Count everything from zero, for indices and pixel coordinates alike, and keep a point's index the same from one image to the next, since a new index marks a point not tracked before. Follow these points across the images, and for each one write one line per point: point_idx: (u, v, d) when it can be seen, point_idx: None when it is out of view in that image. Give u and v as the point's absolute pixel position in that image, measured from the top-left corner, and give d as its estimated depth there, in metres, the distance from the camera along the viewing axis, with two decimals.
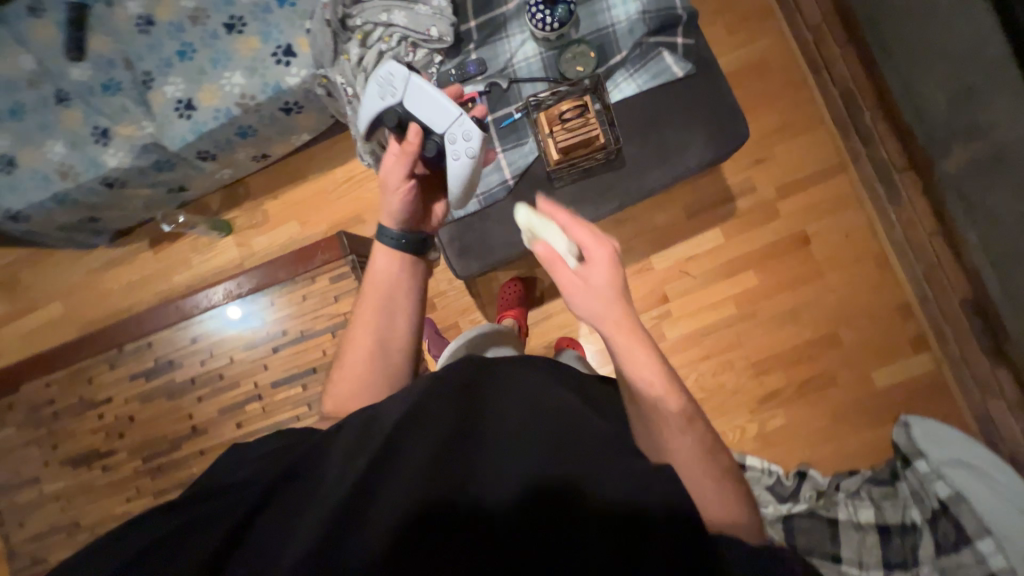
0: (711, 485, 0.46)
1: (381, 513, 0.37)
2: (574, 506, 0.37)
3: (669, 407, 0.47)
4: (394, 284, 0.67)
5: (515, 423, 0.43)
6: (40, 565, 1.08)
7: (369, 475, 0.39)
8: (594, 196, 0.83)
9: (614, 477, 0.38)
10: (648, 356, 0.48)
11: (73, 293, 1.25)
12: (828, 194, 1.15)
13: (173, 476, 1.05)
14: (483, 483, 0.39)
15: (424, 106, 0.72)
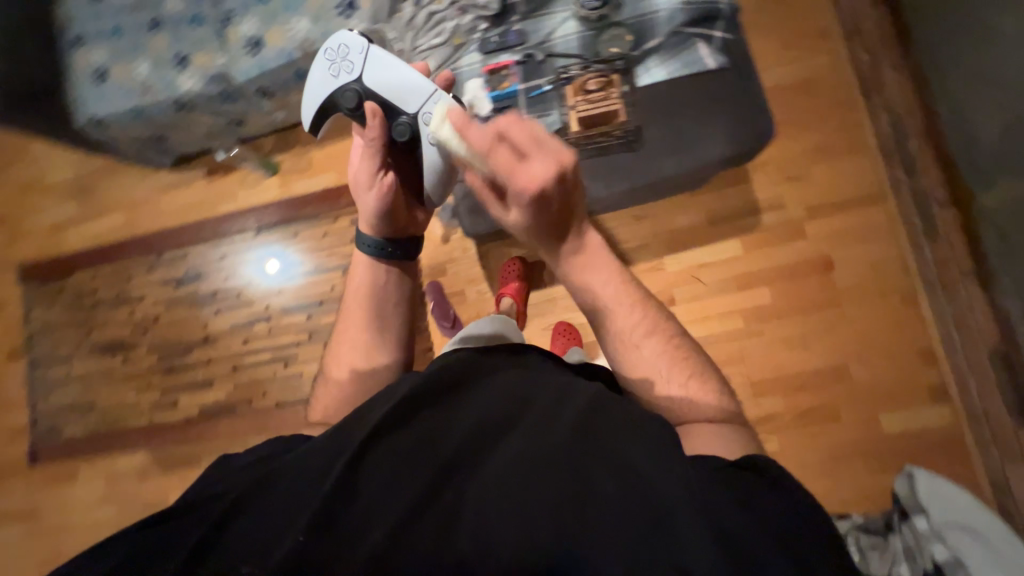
0: (680, 389, 0.54)
1: (379, 510, 0.44)
2: (570, 516, 0.42)
3: (618, 325, 0.56)
4: (380, 290, 0.68)
5: (495, 437, 0.49)
6: (57, 433, 1.20)
7: (357, 482, 0.45)
8: (610, 173, 0.87)
9: (610, 492, 0.43)
10: (598, 277, 0.56)
11: (131, 205, 1.39)
12: (860, 222, 1.11)
13: (180, 376, 1.15)
14: (471, 486, 0.45)
15: (388, 85, 0.79)
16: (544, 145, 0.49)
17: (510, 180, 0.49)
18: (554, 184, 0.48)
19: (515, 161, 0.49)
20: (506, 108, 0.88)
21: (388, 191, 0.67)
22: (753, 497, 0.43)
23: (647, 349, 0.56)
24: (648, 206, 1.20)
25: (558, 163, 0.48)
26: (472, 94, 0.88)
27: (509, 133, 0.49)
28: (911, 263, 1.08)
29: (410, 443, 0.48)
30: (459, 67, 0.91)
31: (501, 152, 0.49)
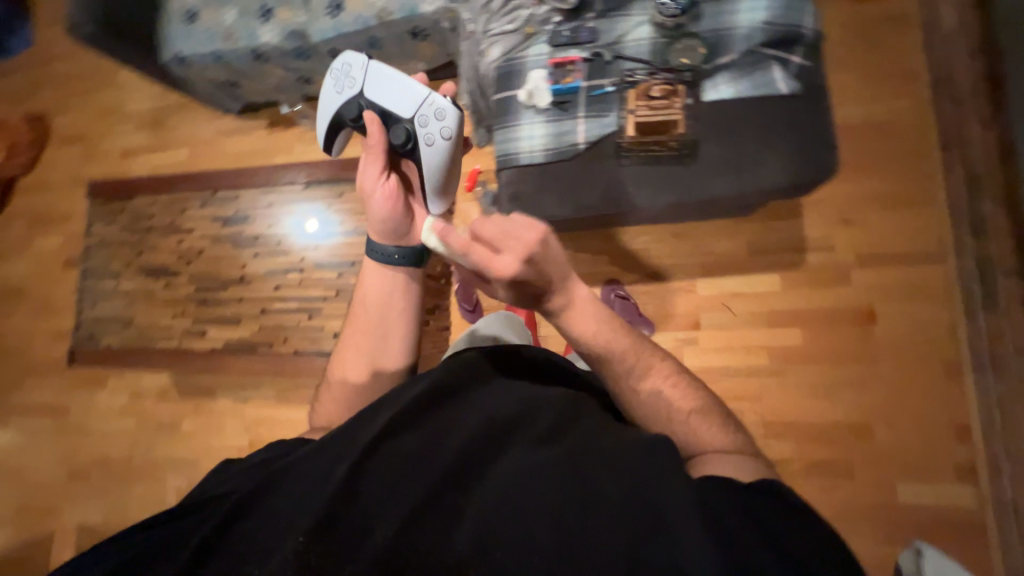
0: (684, 419, 0.57)
1: (386, 508, 0.46)
2: (570, 520, 0.44)
3: (627, 361, 0.58)
4: (390, 299, 0.71)
5: (496, 444, 0.51)
6: (97, 340, 1.29)
7: (362, 480, 0.47)
8: (660, 184, 0.85)
9: (610, 498, 0.45)
10: (595, 333, 0.57)
11: (197, 143, 1.47)
12: (912, 279, 1.06)
13: (212, 309, 1.21)
14: (477, 487, 0.48)
15: (388, 92, 0.80)
16: (512, 233, 0.50)
17: (489, 274, 0.51)
18: (526, 270, 0.50)
19: (487, 259, 0.50)
20: (565, 103, 0.89)
21: (387, 198, 0.71)
22: (758, 510, 0.43)
23: (646, 389, 0.58)
24: (689, 226, 1.18)
25: (527, 247, 0.50)
26: (534, 85, 0.89)
27: (478, 229, 0.51)
28: (960, 332, 1.02)
29: (415, 447, 0.50)
30: (526, 56, 0.92)
31: (476, 248, 0.51)
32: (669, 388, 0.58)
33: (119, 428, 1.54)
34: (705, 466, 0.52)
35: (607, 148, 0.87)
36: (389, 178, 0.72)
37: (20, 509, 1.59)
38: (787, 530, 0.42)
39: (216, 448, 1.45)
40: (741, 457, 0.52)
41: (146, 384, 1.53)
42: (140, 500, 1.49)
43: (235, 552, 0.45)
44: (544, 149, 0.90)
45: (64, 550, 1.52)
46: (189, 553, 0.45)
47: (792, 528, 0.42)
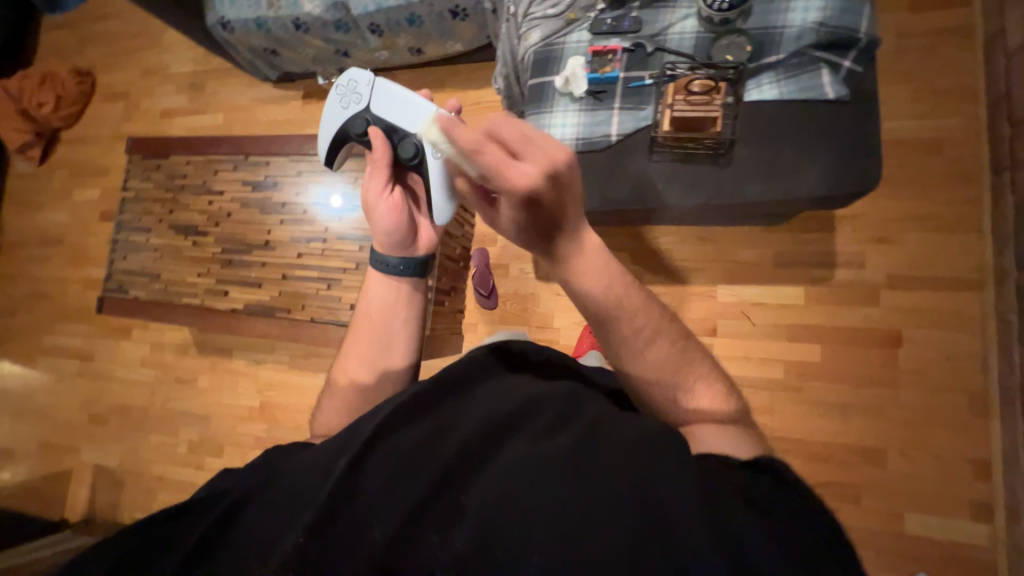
0: (689, 383, 0.59)
1: (387, 500, 0.47)
2: (571, 519, 0.43)
3: (640, 321, 0.59)
4: (393, 307, 0.73)
5: (496, 440, 0.51)
6: (125, 291, 1.34)
7: (362, 473, 0.48)
8: (691, 183, 0.83)
9: (612, 500, 0.44)
10: (601, 283, 0.56)
11: (233, 108, 1.50)
12: (945, 305, 1.01)
13: (236, 270, 1.24)
14: (475, 481, 0.48)
15: (394, 109, 0.83)
16: (537, 141, 0.48)
17: (499, 178, 0.48)
18: (540, 186, 0.48)
19: (505, 161, 0.48)
20: (601, 94, 0.88)
21: (391, 213, 0.73)
22: (761, 497, 0.44)
23: (654, 353, 0.59)
24: (715, 230, 1.15)
25: (548, 163, 0.48)
26: (571, 71, 0.88)
27: (502, 129, 0.49)
28: (991, 364, 0.98)
29: (415, 442, 0.51)
30: (566, 42, 0.91)
31: (492, 151, 0.48)
32: (675, 351, 0.60)
33: (140, 378, 1.60)
34: (700, 432, 0.56)
35: (640, 143, 0.85)
36: (393, 192, 0.75)
37: (43, 444, 1.67)
38: (790, 512, 0.43)
39: (229, 406, 1.49)
40: (734, 427, 0.56)
41: (167, 338, 1.58)
42: (154, 448, 1.55)
43: (229, 559, 0.43)
44: (575, 138, 0.88)
45: (81, 487, 1.60)
46: (184, 556, 0.43)
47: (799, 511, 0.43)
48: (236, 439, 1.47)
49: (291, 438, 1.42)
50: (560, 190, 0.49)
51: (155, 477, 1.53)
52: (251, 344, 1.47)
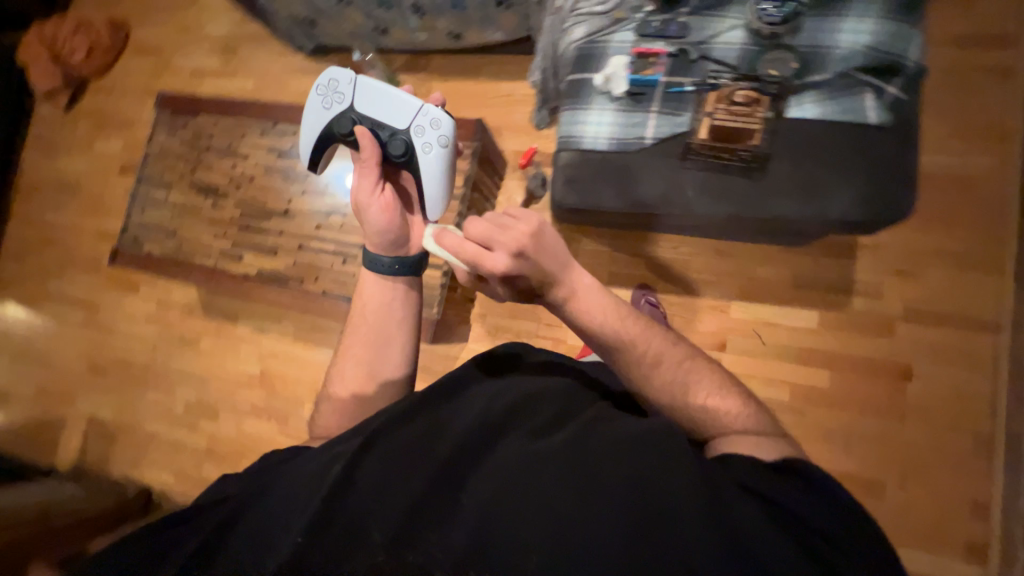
0: (708, 398, 0.61)
1: (389, 498, 0.52)
2: (568, 511, 0.48)
3: (642, 347, 0.62)
4: (386, 307, 0.74)
5: (487, 442, 0.56)
6: (139, 245, 1.34)
7: (359, 474, 0.54)
8: (720, 195, 0.83)
9: (604, 498, 0.49)
10: (598, 314, 0.61)
11: (264, 75, 1.50)
12: (959, 344, 1.01)
13: (252, 235, 1.24)
14: (470, 479, 0.53)
15: (380, 104, 0.81)
16: (504, 234, 0.57)
17: (477, 267, 0.58)
18: (517, 266, 0.57)
19: (483, 254, 0.57)
20: (640, 95, 0.87)
21: (386, 208, 0.73)
22: (750, 479, 0.49)
23: (661, 371, 0.62)
24: (735, 245, 1.15)
25: (519, 242, 0.56)
26: (612, 70, 0.88)
27: (474, 227, 0.58)
28: (1000, 408, 0.98)
29: (410, 448, 0.56)
30: (610, 41, 0.90)
31: (471, 245, 0.58)
32: (682, 369, 0.63)
33: (143, 333, 1.60)
34: (728, 446, 0.57)
35: (674, 148, 0.85)
36: (385, 191, 0.74)
37: (40, 389, 1.67)
38: (782, 490, 0.48)
39: (229, 371, 1.49)
40: (760, 436, 0.58)
41: (175, 297, 1.58)
42: (150, 405, 1.55)
43: (235, 549, 0.52)
44: (609, 138, 0.88)
45: (74, 436, 1.60)
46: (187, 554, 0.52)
47: (785, 482, 0.49)
48: (232, 404, 1.47)
49: (288, 409, 1.41)
50: (536, 258, 0.57)
51: (148, 434, 1.53)
52: (258, 311, 1.47)
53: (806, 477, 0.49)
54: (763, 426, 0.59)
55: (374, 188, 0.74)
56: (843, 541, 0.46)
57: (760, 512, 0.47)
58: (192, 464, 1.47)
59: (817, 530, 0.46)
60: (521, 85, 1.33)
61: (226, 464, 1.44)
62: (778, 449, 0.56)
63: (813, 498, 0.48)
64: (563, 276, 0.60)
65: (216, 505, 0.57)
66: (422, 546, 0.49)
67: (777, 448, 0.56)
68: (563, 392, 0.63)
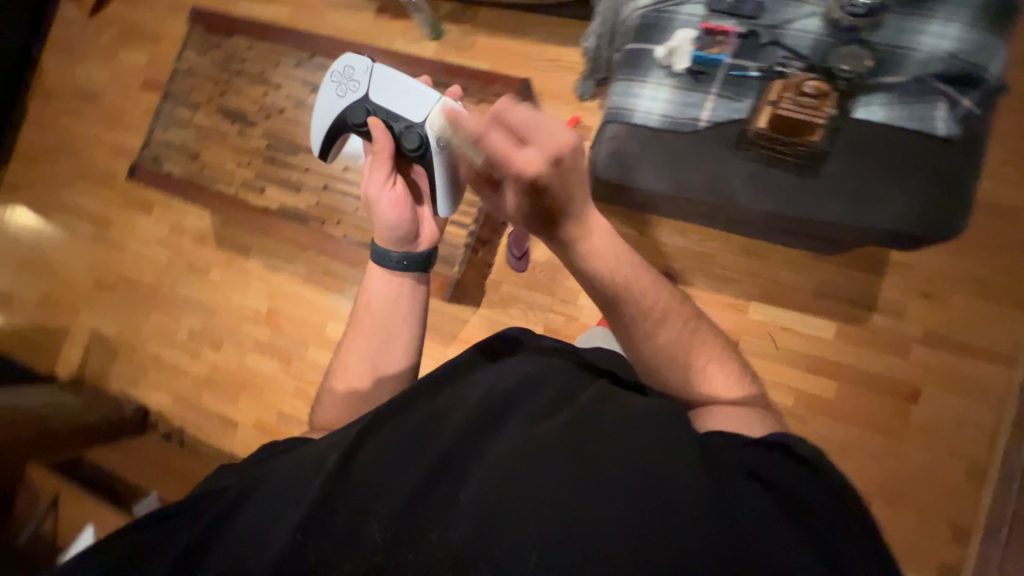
0: (705, 367, 0.65)
1: (387, 489, 0.53)
2: (570, 505, 0.49)
3: (644, 299, 0.64)
4: (394, 303, 0.76)
5: (483, 431, 0.57)
6: (159, 164, 1.30)
7: (355, 463, 0.55)
8: (767, 193, 0.82)
9: (605, 495, 0.49)
10: (608, 251, 0.64)
11: (303, 3, 1.44)
12: (971, 374, 1.02)
13: (276, 169, 1.21)
14: (468, 468, 0.54)
15: (395, 97, 0.87)
16: (543, 131, 0.58)
17: (509, 160, 0.59)
18: (541, 169, 0.57)
19: (510, 148, 0.59)
20: (702, 75, 0.84)
21: (396, 200, 0.78)
22: (763, 469, 0.50)
23: (665, 327, 0.65)
24: (764, 246, 1.13)
25: (550, 148, 0.57)
26: (677, 43, 0.83)
27: (508, 116, 0.60)
28: (998, 441, 0.99)
29: (407, 438, 0.57)
30: (678, 11, 0.86)
31: (501, 135, 0.60)
32: (685, 329, 0.66)
33: (152, 255, 1.59)
34: (718, 411, 0.61)
35: (726, 135, 0.82)
36: (396, 186, 0.79)
37: (44, 296, 1.67)
38: (795, 480, 0.49)
39: (235, 304, 1.49)
40: (752, 408, 0.62)
41: (188, 222, 1.56)
42: (153, 326, 1.55)
43: (232, 546, 0.52)
44: (663, 115, 0.85)
45: (75, 347, 1.61)
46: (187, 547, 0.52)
47: (799, 472, 0.50)
48: (236, 337, 1.47)
49: (291, 349, 1.42)
50: (561, 172, 0.58)
51: (149, 355, 1.54)
52: (271, 248, 1.45)
53: (820, 469, 0.50)
54: (755, 400, 0.64)
55: (386, 182, 0.79)
56: (851, 532, 0.47)
57: (769, 501, 0.48)
58: (190, 389, 1.48)
59: (825, 521, 0.47)
60: (570, 51, 1.29)
61: (224, 394, 1.45)
62: (767, 423, 0.60)
63: (825, 489, 0.49)
64: (580, 203, 0.61)
65: (210, 496, 0.57)
66: (425, 540, 0.50)
67: (766, 420, 0.61)
68: (563, 380, 0.63)
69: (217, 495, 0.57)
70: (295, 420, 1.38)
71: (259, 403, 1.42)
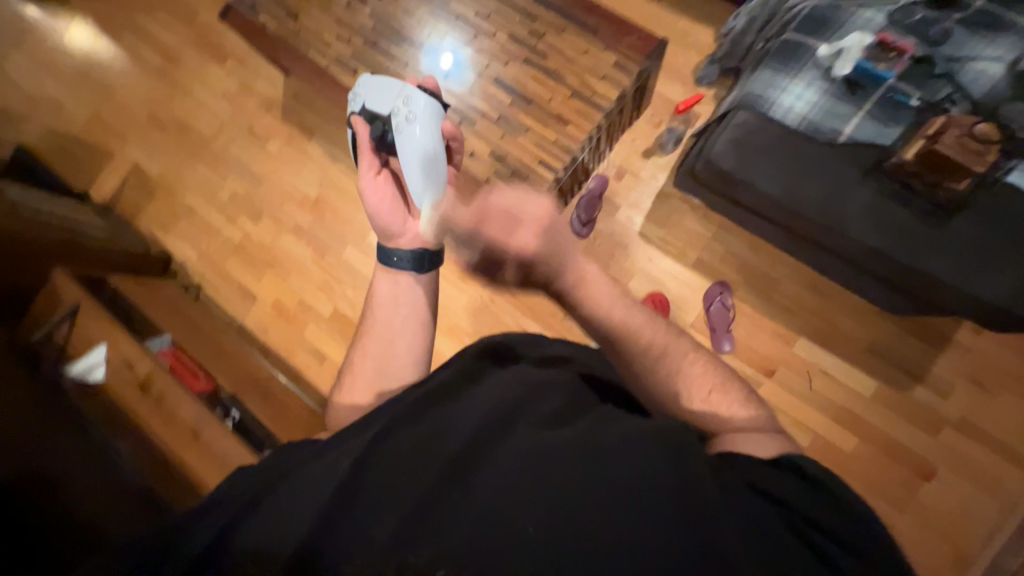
0: (709, 394, 0.58)
1: (390, 495, 0.48)
2: (583, 531, 0.43)
3: (642, 334, 0.61)
4: (397, 300, 0.72)
5: (493, 439, 0.51)
6: (253, 10, 1.23)
7: (356, 467, 0.49)
8: (884, 222, 0.78)
9: (621, 526, 0.43)
10: (607, 302, 0.61)
11: None
12: (988, 469, 1.03)
13: (376, 54, 1.14)
14: (478, 472, 0.48)
15: (375, 94, 0.90)
16: (526, 210, 0.57)
17: (505, 246, 0.56)
18: (538, 244, 0.56)
19: (506, 233, 0.56)
20: (857, 87, 0.81)
21: (375, 189, 0.77)
22: (763, 481, 0.47)
23: (663, 364, 0.60)
24: (830, 286, 1.12)
25: (540, 223, 0.57)
26: (846, 46, 0.81)
27: (494, 204, 0.57)
28: (996, 542, 1.00)
29: (411, 444, 0.52)
30: (855, 14, 0.85)
31: (493, 223, 0.56)
32: (684, 359, 0.60)
33: (214, 107, 1.54)
34: (728, 442, 0.53)
35: (865, 156, 0.79)
36: (379, 174, 0.80)
37: (88, 113, 1.60)
38: (793, 488, 0.46)
39: (285, 182, 1.45)
40: (760, 433, 0.54)
41: (261, 87, 1.51)
42: (196, 179, 1.52)
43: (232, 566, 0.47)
44: (803, 117, 0.82)
45: (109, 175, 1.56)
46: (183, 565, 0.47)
47: (784, 477, 0.48)
48: (277, 214, 1.44)
49: (329, 243, 1.40)
50: (550, 248, 0.57)
51: (184, 206, 1.51)
52: (341, 138, 1.43)
53: (821, 480, 0.47)
54: (766, 424, 0.56)
55: (370, 171, 0.80)
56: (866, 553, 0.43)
57: (771, 512, 0.44)
58: (217, 251, 1.46)
59: (831, 534, 0.44)
60: (703, 32, 1.23)
61: (249, 265, 1.43)
62: (779, 447, 0.53)
63: (829, 501, 0.46)
64: (569, 266, 0.60)
65: (227, 496, 0.53)
66: (429, 541, 0.45)
67: (780, 445, 0.53)
68: (570, 390, 0.58)
69: (234, 494, 0.52)
70: (314, 311, 1.37)
71: (282, 284, 1.40)
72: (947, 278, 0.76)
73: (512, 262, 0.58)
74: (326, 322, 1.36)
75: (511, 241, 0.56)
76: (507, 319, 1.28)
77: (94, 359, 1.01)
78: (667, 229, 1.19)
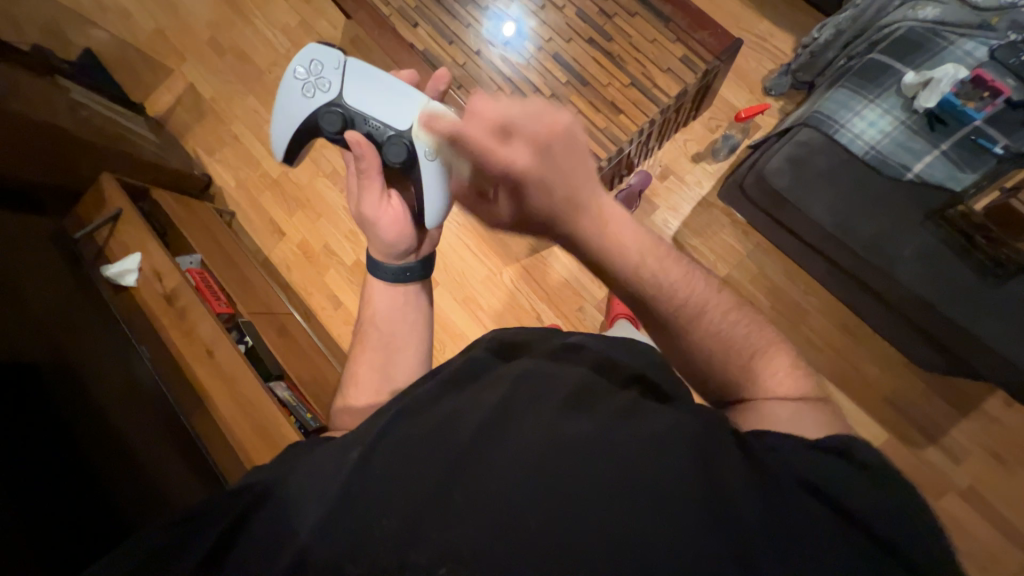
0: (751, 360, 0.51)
1: (392, 484, 0.43)
2: (614, 535, 0.37)
3: (679, 293, 0.51)
4: (400, 316, 0.71)
5: (507, 432, 0.45)
6: None
7: (363, 458, 0.46)
8: (933, 273, 0.75)
9: (660, 531, 0.37)
10: (633, 248, 0.49)
11: None
12: (987, 546, 0.99)
13: (438, 10, 1.09)
14: (492, 459, 0.43)
15: (374, 97, 0.69)
16: (521, 118, 0.46)
17: (488, 160, 0.48)
18: (533, 162, 0.46)
19: (496, 142, 0.47)
20: (937, 124, 0.78)
21: (389, 221, 0.67)
22: (807, 472, 0.39)
23: (699, 328, 0.51)
24: (859, 328, 1.08)
25: (538, 136, 0.46)
26: (937, 77, 0.77)
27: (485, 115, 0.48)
28: None
29: (419, 436, 0.47)
30: (954, 44, 0.81)
31: (482, 130, 0.48)
32: (722, 322, 0.52)
33: (273, 40, 1.54)
34: (762, 416, 0.48)
35: (929, 198, 0.76)
36: (390, 197, 0.68)
37: (149, 25, 1.61)
38: (809, 470, 0.39)
39: None
40: (806, 404, 0.48)
41: (322, 28, 1.51)
42: (246, 109, 1.53)
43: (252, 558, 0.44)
44: (872, 146, 0.78)
45: (165, 91, 1.58)
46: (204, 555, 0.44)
47: (795, 479, 0.39)
48: (317, 157, 1.46)
49: None
50: (548, 170, 0.46)
51: (231, 134, 1.53)
52: None
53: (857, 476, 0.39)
54: (811, 394, 0.50)
55: (376, 196, 0.67)
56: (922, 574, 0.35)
57: (817, 505, 0.37)
58: (255, 184, 1.49)
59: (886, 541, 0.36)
60: (782, 39, 1.16)
61: (283, 202, 1.46)
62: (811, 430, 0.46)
63: (871, 500, 0.38)
64: (577, 203, 0.48)
65: (244, 490, 0.50)
66: (429, 539, 0.40)
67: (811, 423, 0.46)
68: (582, 386, 0.51)
69: (243, 490, 0.49)
70: (338, 259, 1.40)
71: (312, 227, 1.43)
72: (1001, 344, 0.73)
73: (504, 184, 0.48)
74: (347, 270, 1.39)
75: (501, 149, 0.47)
76: (522, 301, 1.28)
77: (127, 265, 1.05)
78: (702, 239, 1.15)
